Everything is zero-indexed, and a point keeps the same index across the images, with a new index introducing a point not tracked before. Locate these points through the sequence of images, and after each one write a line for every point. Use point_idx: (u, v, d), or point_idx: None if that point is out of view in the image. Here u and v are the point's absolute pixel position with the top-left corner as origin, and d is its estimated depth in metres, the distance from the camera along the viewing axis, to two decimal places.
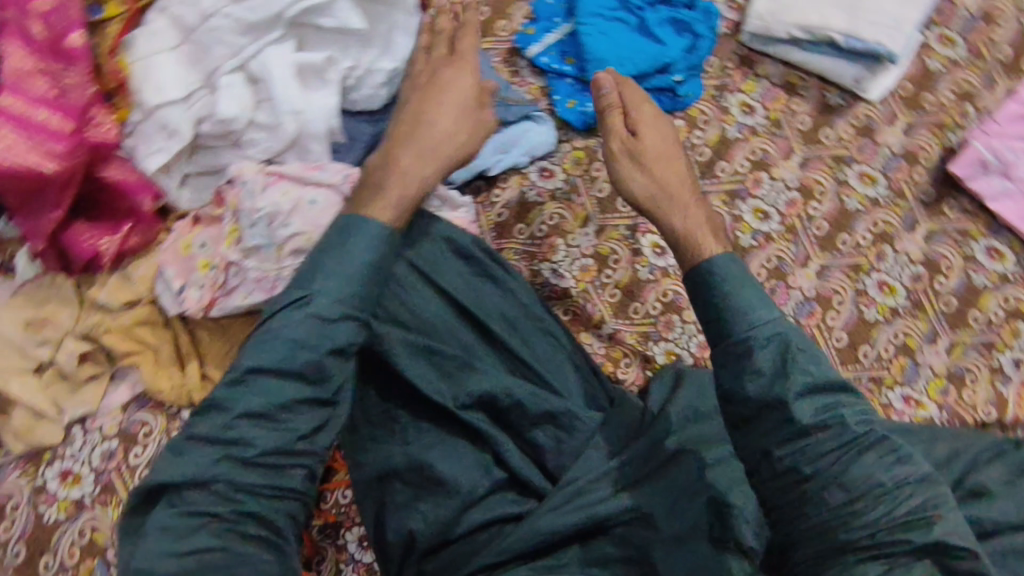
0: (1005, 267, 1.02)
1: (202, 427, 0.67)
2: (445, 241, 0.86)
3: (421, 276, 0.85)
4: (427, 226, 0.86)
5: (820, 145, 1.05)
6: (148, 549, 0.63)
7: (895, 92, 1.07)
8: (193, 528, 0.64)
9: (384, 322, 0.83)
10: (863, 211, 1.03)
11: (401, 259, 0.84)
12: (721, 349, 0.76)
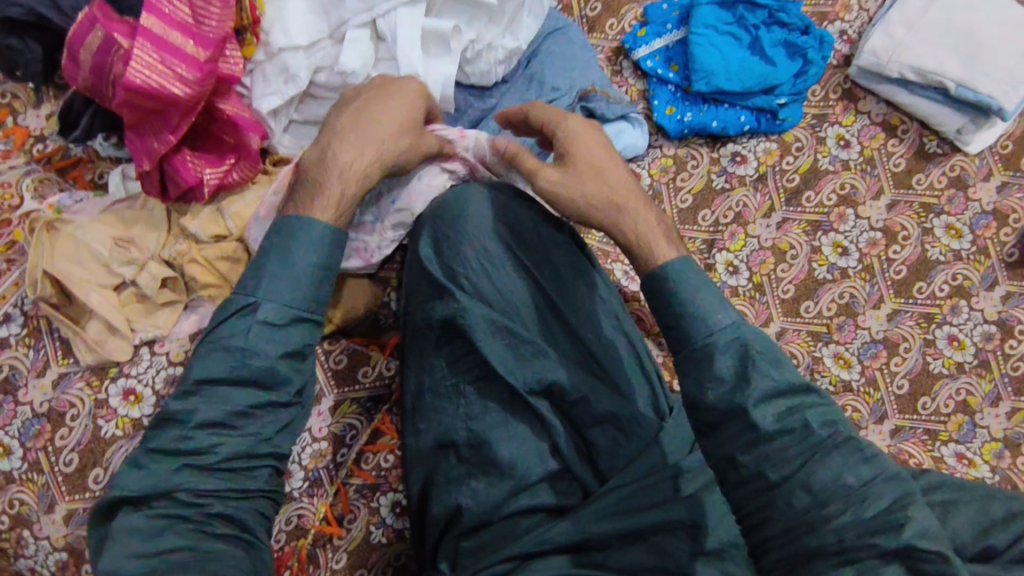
0: None
1: (228, 345, 0.69)
2: (541, 226, 0.87)
3: (515, 256, 0.86)
4: (531, 206, 0.88)
5: (911, 191, 1.04)
6: (142, 480, 0.67)
7: (995, 151, 1.05)
8: (200, 450, 0.68)
9: (470, 295, 0.84)
10: (944, 262, 1.02)
11: (498, 237, 0.86)
12: (688, 363, 0.72)
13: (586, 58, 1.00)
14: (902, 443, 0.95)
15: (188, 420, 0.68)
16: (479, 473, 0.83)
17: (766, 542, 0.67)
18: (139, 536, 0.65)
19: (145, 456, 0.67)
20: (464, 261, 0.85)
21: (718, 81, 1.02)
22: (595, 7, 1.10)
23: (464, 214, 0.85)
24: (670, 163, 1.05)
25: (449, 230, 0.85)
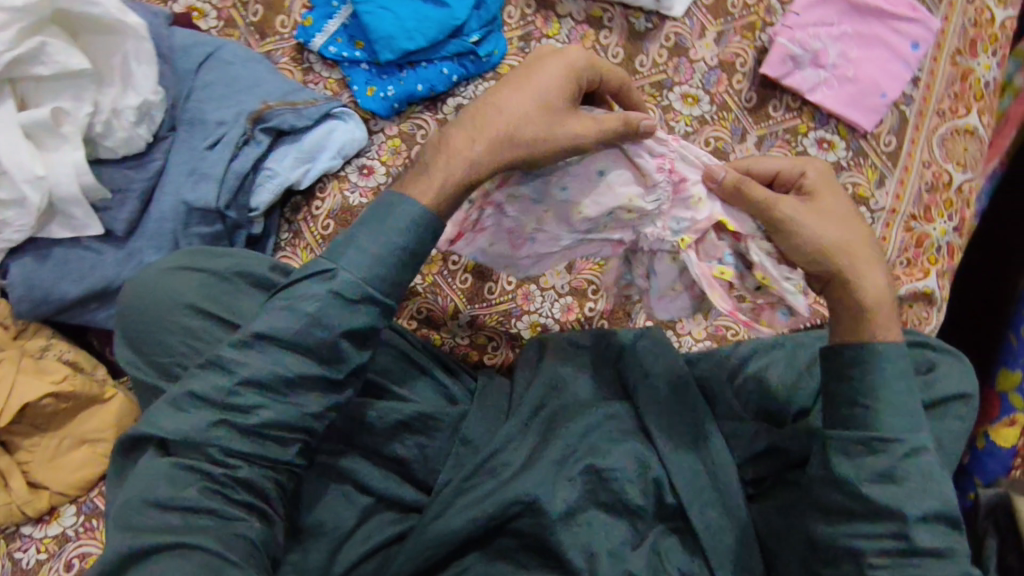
0: (837, 157, 1.00)
1: (301, 304, 0.66)
2: (237, 276, 0.76)
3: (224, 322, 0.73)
4: (222, 258, 0.77)
5: (637, 77, 1.01)
6: (178, 422, 0.65)
7: (700, 3, 1.02)
8: (230, 406, 0.65)
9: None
10: (692, 133, 1.00)
11: (189, 309, 0.73)
12: (834, 360, 0.74)
13: (253, 74, 0.90)
14: (715, 320, 1.00)
15: (220, 360, 0.66)
16: (293, 549, 0.77)
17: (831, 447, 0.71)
18: (159, 484, 0.64)
19: (173, 398, 0.66)
20: (169, 351, 0.72)
21: (400, 44, 0.94)
22: (257, 10, 1.00)
23: (151, 303, 0.74)
24: (398, 142, 0.97)
25: (142, 325, 0.74)
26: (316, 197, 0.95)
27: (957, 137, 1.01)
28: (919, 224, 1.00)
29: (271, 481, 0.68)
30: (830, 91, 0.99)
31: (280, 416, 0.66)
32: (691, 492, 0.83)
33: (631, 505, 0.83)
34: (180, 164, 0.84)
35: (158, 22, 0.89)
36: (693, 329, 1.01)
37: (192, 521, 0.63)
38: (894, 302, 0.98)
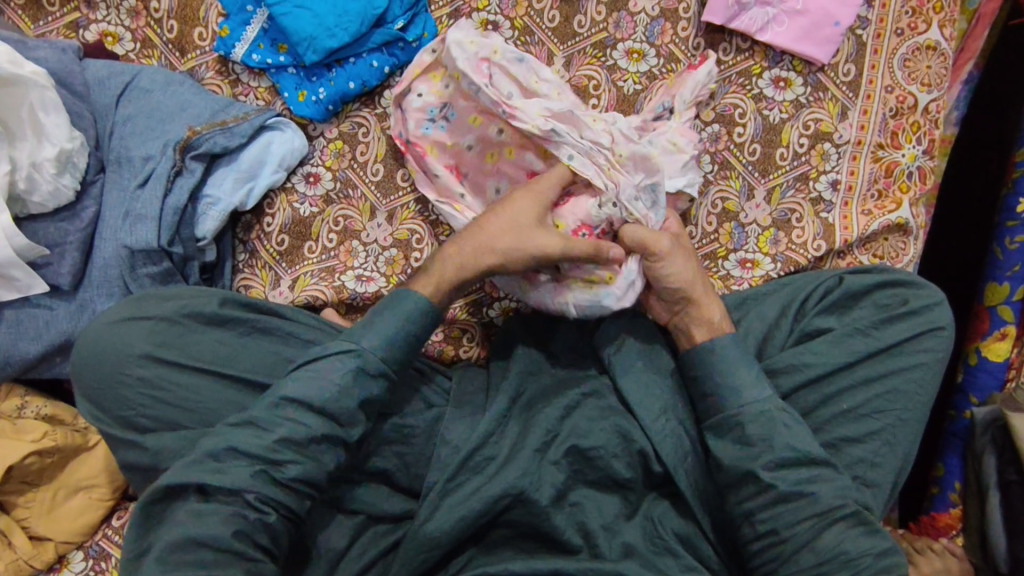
0: (795, 95, 0.95)
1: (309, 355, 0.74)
2: (186, 317, 0.77)
3: (179, 368, 0.76)
4: (169, 302, 0.78)
5: (577, 39, 0.95)
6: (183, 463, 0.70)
7: None
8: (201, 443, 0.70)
9: (163, 429, 0.75)
10: (642, 90, 0.95)
11: (143, 359, 0.75)
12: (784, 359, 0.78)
13: (176, 100, 0.86)
14: None
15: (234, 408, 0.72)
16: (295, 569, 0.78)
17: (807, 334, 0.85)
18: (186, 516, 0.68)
19: (190, 466, 0.69)
20: (130, 403, 0.75)
21: (322, 43, 0.90)
22: (172, 25, 0.95)
23: (103, 359, 0.75)
24: (342, 144, 0.94)
25: (98, 379, 0.75)
26: (266, 213, 0.93)
27: (919, 54, 0.94)
28: (887, 152, 0.96)
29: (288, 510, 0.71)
30: (780, 28, 0.93)
31: (246, 455, 0.69)
32: (679, 460, 0.81)
33: (619, 481, 0.82)
34: (114, 207, 0.83)
35: (68, 58, 0.86)
36: None
37: (233, 545, 0.67)
38: (868, 238, 0.96)
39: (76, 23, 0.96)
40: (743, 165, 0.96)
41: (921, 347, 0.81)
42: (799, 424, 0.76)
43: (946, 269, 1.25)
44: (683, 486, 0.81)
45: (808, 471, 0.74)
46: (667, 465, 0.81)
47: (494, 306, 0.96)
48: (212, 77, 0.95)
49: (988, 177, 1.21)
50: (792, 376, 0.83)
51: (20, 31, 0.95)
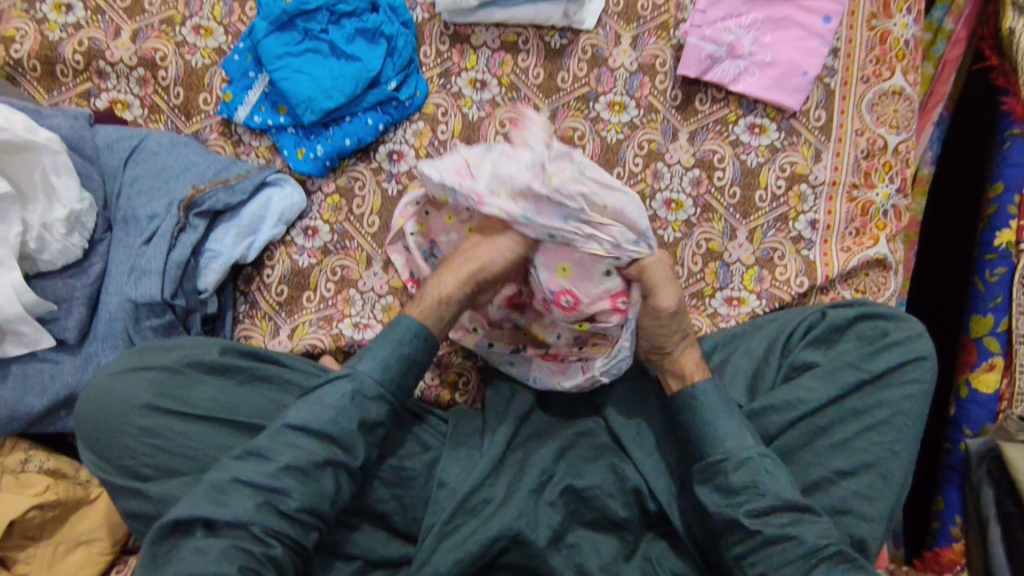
0: (769, 140, 1.00)
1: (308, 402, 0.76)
2: (188, 367, 0.80)
3: (179, 417, 0.78)
4: (171, 352, 0.80)
5: (561, 93, 1.00)
6: (184, 513, 0.71)
7: (610, 13, 1.01)
8: (202, 492, 0.72)
9: (163, 479, 0.76)
10: (624, 140, 1.00)
11: (145, 409, 0.77)
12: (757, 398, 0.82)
13: (181, 160, 0.91)
14: None
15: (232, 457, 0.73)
16: None
17: (792, 370, 0.87)
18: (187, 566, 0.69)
19: (190, 515, 0.71)
20: (131, 453, 0.76)
21: (320, 104, 0.95)
22: (178, 92, 1.01)
23: (106, 410, 0.77)
24: (339, 198, 0.98)
25: (101, 431, 0.77)
26: (266, 265, 0.96)
27: (886, 99, 0.99)
28: (861, 192, 1.00)
29: (286, 558, 0.72)
30: (752, 79, 0.99)
31: (245, 502, 0.71)
32: (673, 497, 0.82)
33: (615, 520, 0.82)
34: (120, 263, 0.86)
35: (81, 125, 0.91)
36: None
37: None
38: (849, 273, 0.98)
39: (88, 92, 1.02)
40: (724, 208, 1.00)
41: (905, 379, 0.83)
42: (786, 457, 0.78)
43: (934, 303, 1.28)
44: (679, 523, 0.81)
45: (799, 505, 0.75)
46: (662, 504, 0.82)
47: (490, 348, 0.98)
48: (216, 138, 1.00)
49: (966, 212, 1.25)
50: (782, 411, 0.84)
51: (35, 101, 1.01)
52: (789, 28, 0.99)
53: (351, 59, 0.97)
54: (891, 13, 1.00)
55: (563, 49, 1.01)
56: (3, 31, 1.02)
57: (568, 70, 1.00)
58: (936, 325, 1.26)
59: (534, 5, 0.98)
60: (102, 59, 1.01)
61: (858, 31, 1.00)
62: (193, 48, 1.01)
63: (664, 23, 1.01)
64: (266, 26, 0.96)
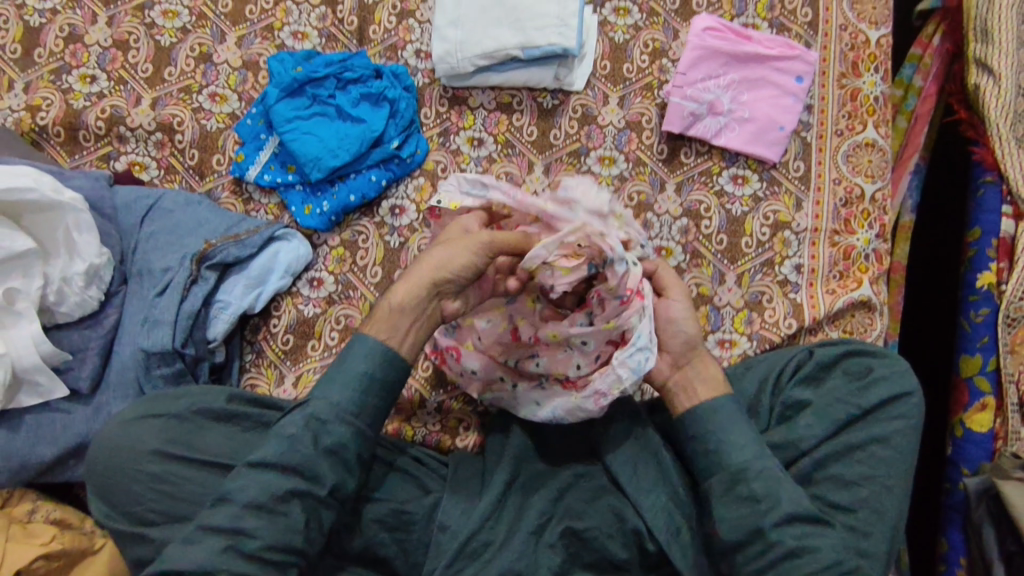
0: (752, 190, 1.05)
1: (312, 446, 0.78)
2: (196, 414, 0.82)
3: (186, 464, 0.80)
4: (180, 400, 0.83)
5: (554, 149, 1.06)
6: (190, 559, 0.72)
7: (598, 76, 1.08)
8: (209, 537, 0.74)
9: (170, 526, 0.78)
10: (615, 191, 1.06)
11: (153, 455, 0.79)
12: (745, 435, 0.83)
13: (195, 217, 0.96)
14: None
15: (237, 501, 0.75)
16: None
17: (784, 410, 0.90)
18: None
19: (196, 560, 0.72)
20: (139, 498, 0.78)
21: (327, 163, 1.01)
22: (193, 154, 1.07)
23: (116, 457, 0.80)
24: (343, 250, 1.03)
25: (110, 476, 0.79)
26: (272, 315, 1.00)
27: (860, 151, 1.05)
28: (842, 237, 1.04)
29: None
30: (732, 133, 1.05)
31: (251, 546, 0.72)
32: (672, 537, 0.83)
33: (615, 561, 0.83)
34: (134, 315, 0.90)
35: (101, 185, 0.96)
36: None
37: None
38: (835, 315, 1.02)
39: (108, 155, 1.08)
40: (712, 254, 1.04)
41: (893, 416, 0.85)
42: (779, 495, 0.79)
43: (925, 345, 1.30)
44: (678, 563, 0.82)
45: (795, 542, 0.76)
46: (661, 544, 0.83)
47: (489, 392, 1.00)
48: (227, 195, 1.06)
49: (947, 255, 1.30)
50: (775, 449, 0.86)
51: (58, 164, 1.08)
52: (764, 86, 1.06)
53: (356, 121, 1.03)
54: (860, 72, 1.07)
55: (555, 109, 1.07)
56: (30, 100, 1.09)
57: (560, 128, 1.07)
58: (928, 367, 1.29)
59: (526, 69, 1.05)
60: (123, 124, 1.08)
61: (830, 88, 1.07)
62: (209, 114, 1.07)
63: (649, 84, 1.08)
64: (278, 92, 1.03)
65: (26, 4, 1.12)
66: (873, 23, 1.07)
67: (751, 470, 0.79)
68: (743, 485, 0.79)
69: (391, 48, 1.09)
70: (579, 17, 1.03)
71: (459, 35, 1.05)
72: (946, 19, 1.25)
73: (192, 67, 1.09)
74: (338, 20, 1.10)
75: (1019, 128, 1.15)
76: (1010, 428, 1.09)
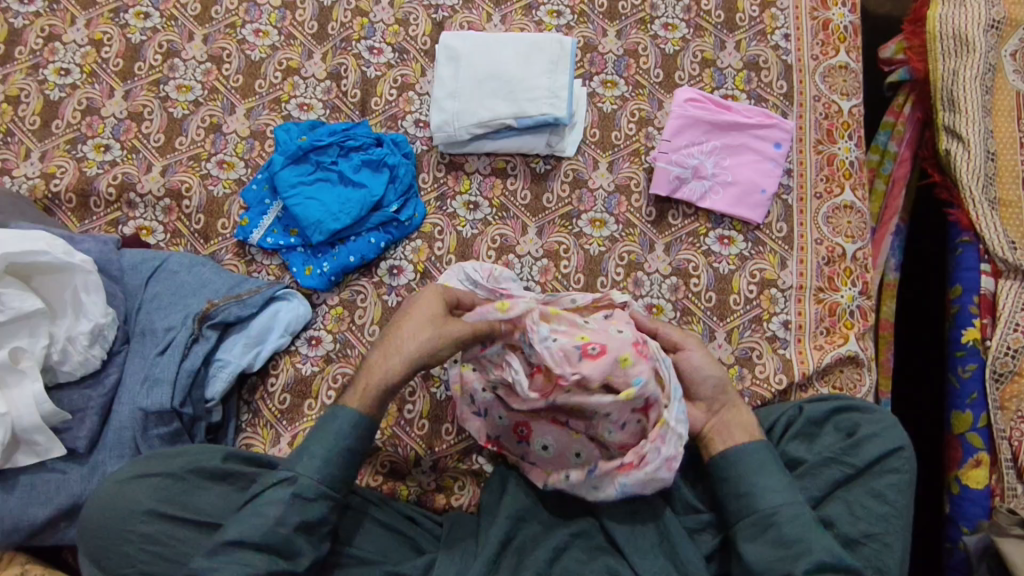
0: (738, 250, 1.09)
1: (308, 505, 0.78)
2: (191, 472, 0.82)
3: (181, 524, 0.80)
4: (176, 458, 0.83)
5: (547, 212, 1.11)
6: None
7: (588, 143, 1.14)
8: None
9: None
10: (606, 251, 1.09)
11: (147, 515, 0.79)
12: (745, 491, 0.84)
13: (198, 278, 0.99)
14: None
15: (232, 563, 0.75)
16: None
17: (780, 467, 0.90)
18: None
19: None
20: (132, 560, 0.78)
21: (328, 226, 1.05)
22: (199, 218, 1.11)
23: (109, 516, 0.79)
24: (342, 309, 1.05)
25: (103, 537, 0.79)
26: (271, 375, 1.01)
27: (839, 212, 1.10)
28: (827, 295, 1.07)
29: None
30: (717, 196, 1.10)
31: None
32: None
33: None
34: (134, 373, 0.92)
35: (109, 248, 0.99)
36: None
37: None
38: (825, 371, 1.04)
39: (117, 220, 1.12)
40: (702, 311, 1.07)
41: (887, 470, 0.86)
42: (777, 552, 0.79)
43: (918, 404, 1.31)
44: None
45: None
46: None
47: (484, 451, 1.00)
48: (231, 258, 1.09)
49: (932, 314, 1.34)
50: None
51: (68, 229, 1.11)
52: (745, 153, 1.12)
53: (357, 187, 1.08)
54: (835, 138, 1.13)
55: (547, 174, 1.13)
56: (45, 168, 1.15)
57: (551, 193, 1.12)
58: (922, 427, 1.29)
59: (518, 138, 1.11)
60: (133, 190, 1.12)
61: (808, 154, 1.12)
62: (216, 180, 1.12)
63: (636, 150, 1.13)
64: (283, 160, 1.09)
65: (48, 79, 1.19)
66: (845, 95, 1.14)
67: (794, 510, 0.80)
68: (786, 524, 0.80)
69: (391, 119, 1.15)
70: (569, 90, 1.10)
71: (456, 107, 1.11)
72: (915, 90, 1.33)
73: (203, 137, 1.15)
74: (342, 93, 1.16)
75: (991, 190, 1.20)
76: (1007, 484, 1.09)
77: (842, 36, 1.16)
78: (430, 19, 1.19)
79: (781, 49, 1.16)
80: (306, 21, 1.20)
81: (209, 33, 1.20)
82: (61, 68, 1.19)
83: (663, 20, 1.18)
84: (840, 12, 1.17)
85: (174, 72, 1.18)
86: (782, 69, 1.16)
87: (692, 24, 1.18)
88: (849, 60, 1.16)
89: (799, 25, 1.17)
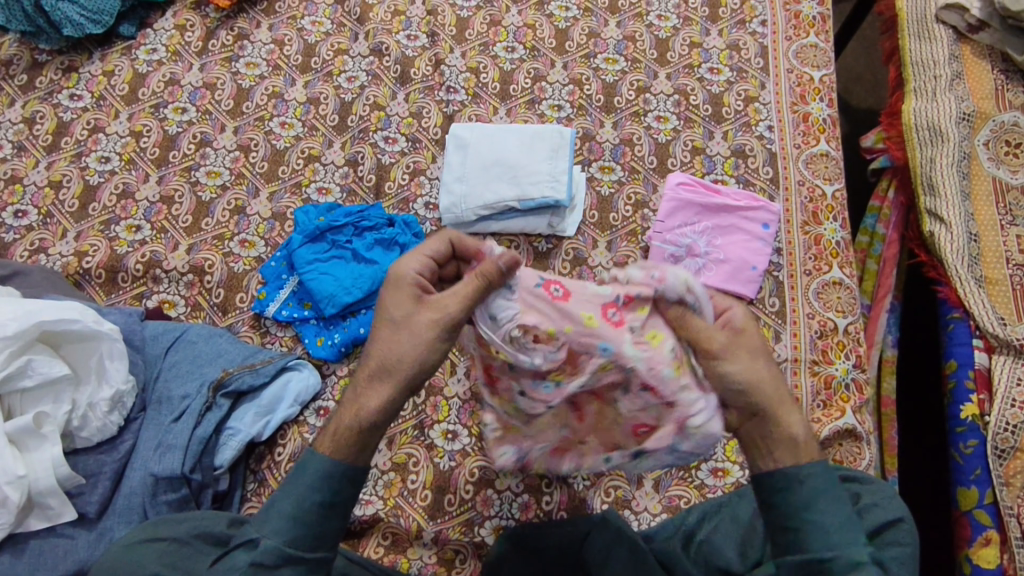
0: None
1: None
2: (196, 538, 0.84)
3: None
4: (182, 523, 0.85)
5: None
6: None
7: (587, 223, 1.21)
8: None
9: None
10: None
11: None
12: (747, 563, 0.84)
13: (216, 348, 1.04)
14: (666, 491, 1.03)
15: None
16: None
17: None
18: None
19: None
20: None
21: (341, 299, 1.11)
22: (220, 293, 1.17)
23: None
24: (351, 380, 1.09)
25: None
26: (278, 443, 1.04)
27: (829, 288, 1.15)
28: (822, 367, 1.10)
29: None
30: (710, 273, 1.16)
31: None
32: None
33: None
34: (149, 440, 0.95)
35: (133, 319, 1.05)
36: (648, 504, 1.02)
37: None
38: (823, 443, 1.05)
39: (142, 294, 1.19)
40: None
41: (890, 542, 0.86)
42: None
43: (924, 482, 1.30)
44: None
45: None
46: None
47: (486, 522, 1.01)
48: (247, 329, 1.15)
49: (929, 391, 1.36)
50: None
51: (95, 302, 1.18)
52: (736, 232, 1.18)
53: (369, 264, 1.15)
54: (820, 218, 1.20)
55: (549, 252, 1.19)
56: (79, 247, 1.23)
57: (552, 269, 1.18)
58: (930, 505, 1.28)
59: (522, 219, 1.19)
60: (159, 267, 1.20)
61: (796, 233, 1.19)
62: (238, 257, 1.20)
63: (633, 230, 1.20)
64: (301, 239, 1.16)
65: (89, 166, 1.29)
66: (828, 179, 1.22)
67: None
68: None
69: (403, 201, 1.23)
70: (569, 174, 1.18)
71: (464, 191, 1.19)
72: (897, 176, 1.40)
73: (228, 218, 1.23)
74: (358, 178, 1.26)
75: (976, 269, 1.24)
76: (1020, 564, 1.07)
77: (822, 127, 1.26)
78: (441, 112, 1.30)
79: (766, 138, 1.26)
80: (329, 114, 1.31)
81: (239, 125, 1.31)
82: (102, 156, 1.30)
83: (655, 113, 1.29)
84: (819, 106, 1.27)
85: (205, 160, 1.28)
86: (768, 156, 1.24)
87: (683, 116, 1.28)
88: (830, 148, 1.25)
89: (782, 117, 1.27)
